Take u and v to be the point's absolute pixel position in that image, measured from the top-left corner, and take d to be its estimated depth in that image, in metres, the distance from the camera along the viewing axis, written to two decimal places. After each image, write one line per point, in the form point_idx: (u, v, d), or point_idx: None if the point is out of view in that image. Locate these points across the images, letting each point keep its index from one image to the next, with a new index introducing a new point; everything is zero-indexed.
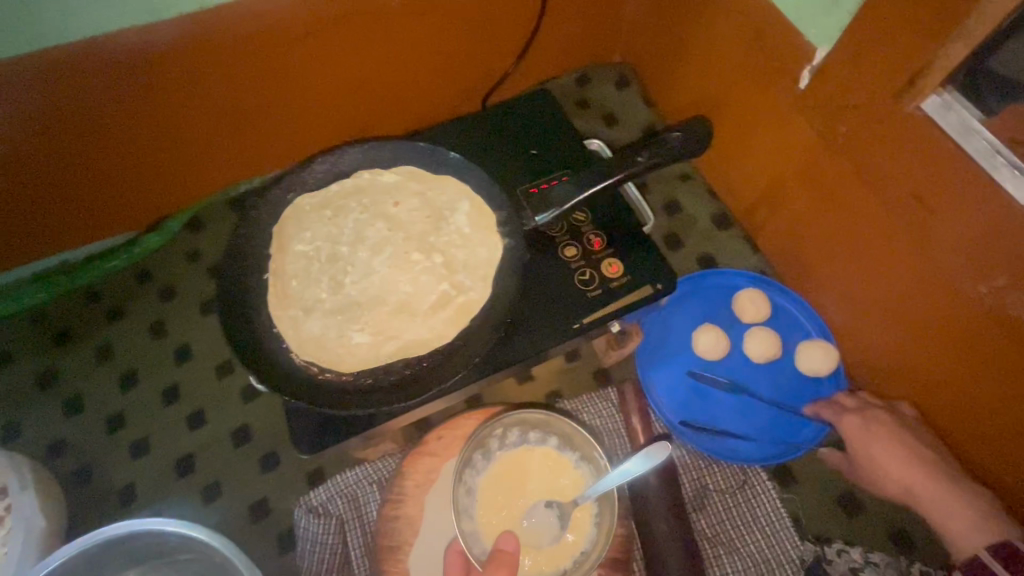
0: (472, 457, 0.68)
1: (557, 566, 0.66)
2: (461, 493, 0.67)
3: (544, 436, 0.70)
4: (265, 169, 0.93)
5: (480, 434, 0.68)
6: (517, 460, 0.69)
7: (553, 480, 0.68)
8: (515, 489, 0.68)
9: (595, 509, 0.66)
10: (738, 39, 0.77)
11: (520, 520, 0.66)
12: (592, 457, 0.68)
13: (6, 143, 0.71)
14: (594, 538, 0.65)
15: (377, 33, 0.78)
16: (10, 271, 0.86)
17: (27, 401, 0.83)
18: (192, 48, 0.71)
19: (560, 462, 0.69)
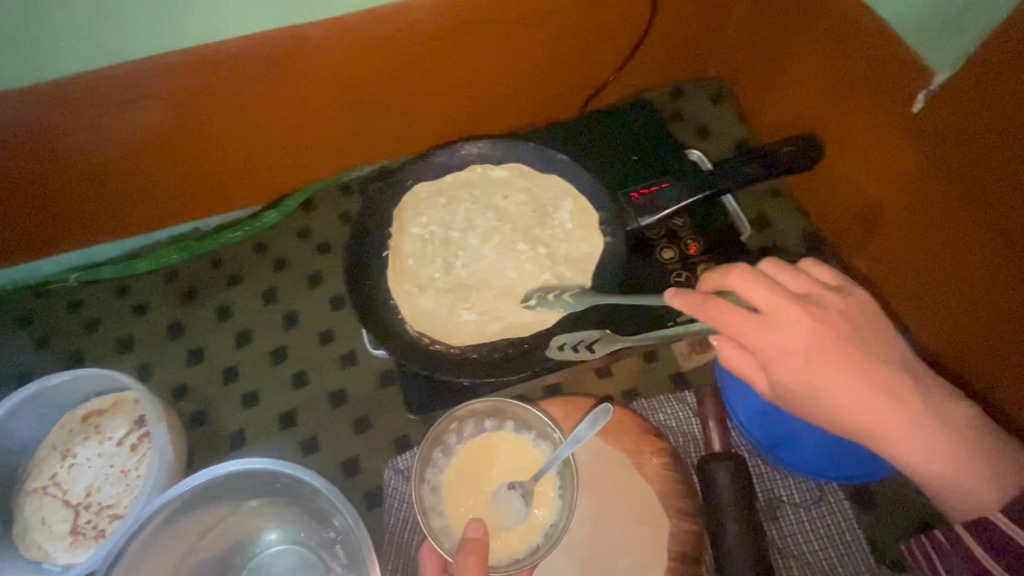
0: (432, 455, 0.72)
1: (528, 544, 0.69)
2: (427, 490, 0.71)
3: (498, 422, 0.75)
4: (375, 159, 1.01)
5: (437, 432, 0.73)
6: (475, 451, 0.73)
7: (514, 464, 0.73)
8: (479, 477, 0.72)
9: (556, 482, 0.71)
10: (849, 61, 0.77)
11: (489, 502, 0.71)
12: (547, 433, 0.73)
13: (169, 120, 0.82)
14: (561, 510, 0.70)
15: (495, 39, 0.85)
16: (152, 233, 0.99)
17: (158, 348, 0.94)
18: (333, 45, 0.79)
19: (518, 444, 0.74)
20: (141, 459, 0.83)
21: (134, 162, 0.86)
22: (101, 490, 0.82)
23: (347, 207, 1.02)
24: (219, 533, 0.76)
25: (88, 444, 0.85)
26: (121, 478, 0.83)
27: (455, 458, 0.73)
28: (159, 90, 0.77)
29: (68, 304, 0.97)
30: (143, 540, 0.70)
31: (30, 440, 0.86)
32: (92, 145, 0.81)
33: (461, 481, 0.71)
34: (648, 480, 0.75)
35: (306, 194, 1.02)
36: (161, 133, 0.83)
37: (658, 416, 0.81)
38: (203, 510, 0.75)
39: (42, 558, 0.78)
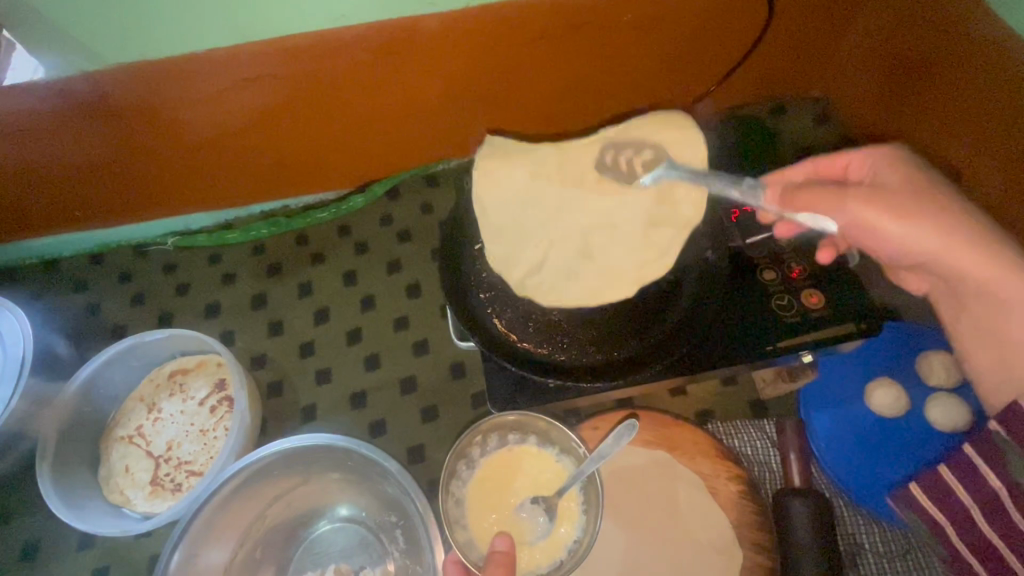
0: (456, 467, 0.73)
1: (552, 561, 0.68)
2: (451, 503, 0.70)
3: (522, 435, 0.75)
4: (463, 154, 1.02)
5: (462, 445, 0.73)
6: (499, 464, 0.74)
7: (537, 478, 0.73)
8: (502, 490, 0.72)
9: (579, 497, 0.71)
10: (981, 89, 0.72)
11: (511, 515, 0.70)
12: (571, 448, 0.73)
13: (276, 101, 0.85)
14: (586, 526, 0.69)
15: (601, 44, 0.84)
16: (244, 207, 1.04)
17: (242, 316, 0.99)
18: (442, 40, 0.80)
19: (541, 457, 0.74)
20: (219, 421, 0.87)
21: (239, 138, 0.90)
22: (180, 446, 0.86)
23: (430, 198, 1.04)
24: (285, 504, 0.79)
25: (172, 401, 0.89)
26: (199, 437, 0.86)
27: (478, 470, 0.73)
28: (274, 72, 0.80)
29: (163, 266, 1.03)
30: (219, 500, 0.72)
31: (121, 390, 0.91)
32: (205, 119, 0.85)
33: (485, 494, 0.71)
34: (723, 508, 0.72)
35: (392, 182, 1.04)
36: (267, 113, 0.87)
37: (734, 442, 0.78)
38: (275, 478, 0.77)
39: (122, 505, 0.82)
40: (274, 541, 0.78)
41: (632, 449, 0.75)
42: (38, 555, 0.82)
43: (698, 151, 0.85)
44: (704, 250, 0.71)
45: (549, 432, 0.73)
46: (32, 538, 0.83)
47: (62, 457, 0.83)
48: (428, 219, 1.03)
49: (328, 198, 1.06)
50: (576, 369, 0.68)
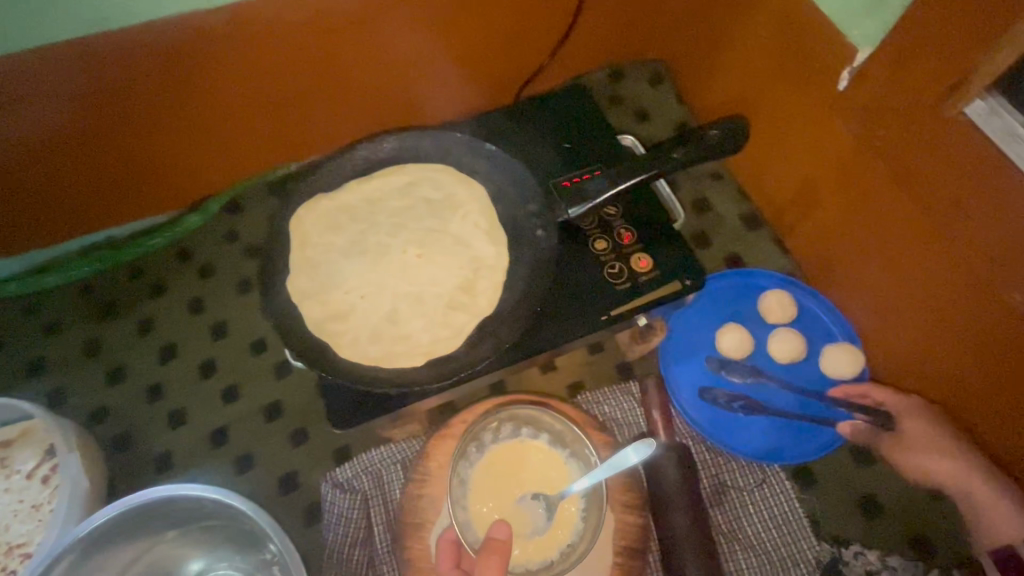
0: (466, 449, 0.70)
1: (542, 559, 0.67)
2: (454, 483, 0.68)
3: (536, 431, 0.71)
4: (304, 156, 0.95)
5: (475, 428, 0.70)
6: (509, 452, 0.71)
7: (543, 476, 0.70)
8: (507, 482, 0.70)
9: (580, 503, 0.68)
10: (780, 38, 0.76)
11: (511, 507, 0.69)
12: (583, 454, 0.69)
13: (61, 122, 0.75)
14: (581, 532, 0.67)
15: (419, 25, 0.80)
16: (57, 245, 0.91)
17: (73, 368, 0.87)
18: (240, 36, 0.73)
19: (550, 456, 0.70)
20: (54, 492, 0.77)
21: (27, 170, 0.78)
22: (9, 528, 0.75)
23: (276, 208, 0.97)
24: (143, 565, 0.72)
25: None
26: (32, 513, 0.76)
27: (485, 456, 0.70)
28: (45, 88, 0.70)
29: None
30: None
31: None
32: None
33: (489, 481, 0.69)
34: None
35: (230, 196, 0.95)
36: (53, 137, 0.76)
37: (601, 409, 0.79)
38: (121, 542, 0.69)
39: None
40: None
41: None
42: None
43: (525, 136, 0.78)
44: (534, 228, 0.68)
45: (565, 433, 0.70)
46: None
47: None
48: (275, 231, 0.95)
49: (161, 222, 0.95)
50: (380, 380, 0.60)
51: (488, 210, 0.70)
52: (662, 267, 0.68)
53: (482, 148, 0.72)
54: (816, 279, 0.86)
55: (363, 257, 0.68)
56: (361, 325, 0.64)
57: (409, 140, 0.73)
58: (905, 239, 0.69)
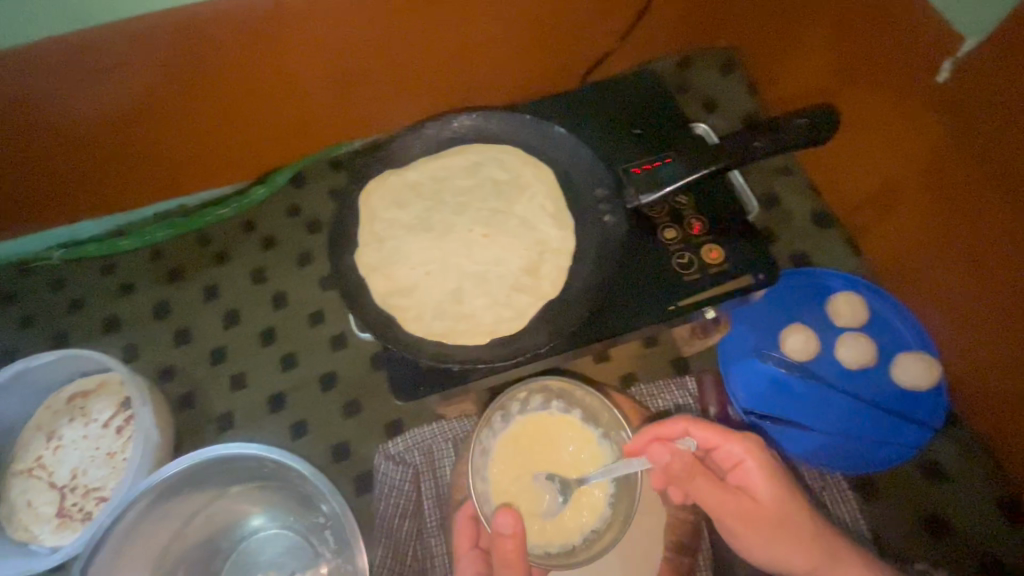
0: (492, 417, 0.69)
1: (564, 542, 0.65)
2: (477, 452, 0.67)
3: (567, 406, 0.70)
4: (367, 134, 0.96)
5: (504, 396, 0.70)
6: (537, 426, 0.70)
7: (574, 456, 0.68)
8: (533, 459, 0.69)
9: (609, 488, 0.67)
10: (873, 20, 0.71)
11: (534, 485, 0.67)
12: (616, 435, 0.68)
13: (144, 91, 0.78)
14: (608, 518, 0.65)
15: (490, 3, 0.79)
16: (138, 210, 0.96)
17: (144, 327, 0.92)
18: (315, 11, 0.74)
19: (581, 434, 0.69)
20: (127, 442, 0.82)
21: (109, 136, 0.82)
22: (87, 472, 0.80)
23: (338, 184, 0.99)
24: (206, 517, 0.75)
25: (73, 426, 0.83)
26: (107, 461, 0.81)
27: (512, 428, 0.69)
28: (132, 58, 0.73)
29: (52, 281, 0.95)
30: (123, 524, 0.69)
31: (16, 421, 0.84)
32: (64, 116, 0.77)
33: (513, 453, 0.68)
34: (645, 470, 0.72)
35: (295, 169, 0.97)
36: (136, 104, 0.79)
37: (658, 402, 0.78)
38: (185, 495, 0.73)
39: (29, 541, 0.77)
40: (197, 559, 0.74)
41: None
42: None
43: (594, 117, 0.77)
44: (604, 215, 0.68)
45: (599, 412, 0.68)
46: None
47: None
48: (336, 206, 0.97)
49: (230, 193, 0.98)
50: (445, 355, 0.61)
51: (555, 195, 0.70)
52: (733, 261, 0.66)
53: (551, 132, 0.72)
54: (890, 282, 0.81)
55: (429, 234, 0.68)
56: (426, 300, 0.64)
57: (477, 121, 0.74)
58: (999, 245, 0.64)
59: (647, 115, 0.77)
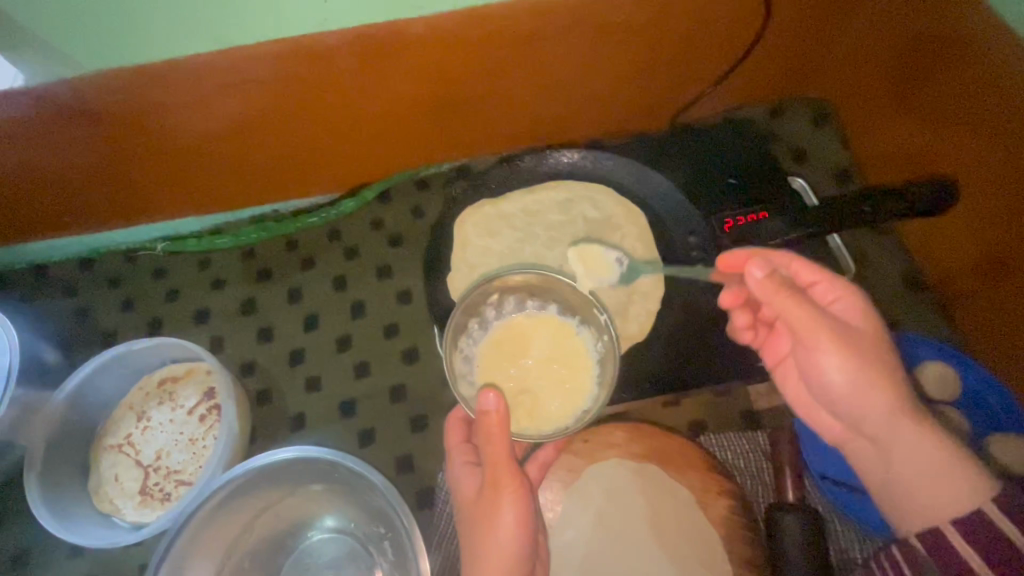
0: (468, 324, 0.70)
1: (552, 429, 0.64)
2: (459, 358, 0.68)
3: (543, 303, 0.71)
4: (456, 157, 1.00)
5: (477, 302, 0.71)
6: (516, 326, 0.70)
7: (557, 347, 0.68)
8: (511, 358, 0.68)
9: (595, 369, 0.66)
10: (981, 90, 0.69)
11: (521, 379, 0.66)
12: (592, 318, 0.69)
13: (262, 106, 0.83)
14: (597, 395, 0.64)
15: (594, 44, 0.81)
16: (238, 210, 1.02)
17: (231, 322, 0.97)
18: (429, 43, 0.77)
19: (560, 327, 0.69)
20: (208, 430, 0.87)
21: (223, 143, 0.88)
22: (170, 455, 0.85)
23: (421, 202, 1.02)
24: (275, 513, 0.79)
25: (162, 409, 0.89)
26: (188, 446, 0.86)
27: (490, 333, 0.70)
28: (258, 77, 0.78)
29: (152, 270, 1.02)
30: (203, 513, 0.72)
31: (111, 398, 0.90)
32: (186, 123, 0.83)
33: (497, 352, 0.68)
34: (715, 524, 0.70)
35: (383, 186, 1.02)
36: (252, 117, 0.84)
37: (728, 454, 0.77)
38: (259, 491, 0.76)
39: (112, 514, 0.82)
40: (262, 551, 0.78)
41: (618, 460, 0.73)
42: (29, 561, 0.82)
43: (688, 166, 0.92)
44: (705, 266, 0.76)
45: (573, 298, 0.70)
46: (21, 546, 0.83)
47: (51, 466, 0.82)
48: (418, 224, 1.01)
49: (321, 202, 1.04)
50: None
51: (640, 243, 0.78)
52: None
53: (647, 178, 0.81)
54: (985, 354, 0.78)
55: (523, 263, 0.77)
56: None
57: (578, 156, 0.80)
58: None
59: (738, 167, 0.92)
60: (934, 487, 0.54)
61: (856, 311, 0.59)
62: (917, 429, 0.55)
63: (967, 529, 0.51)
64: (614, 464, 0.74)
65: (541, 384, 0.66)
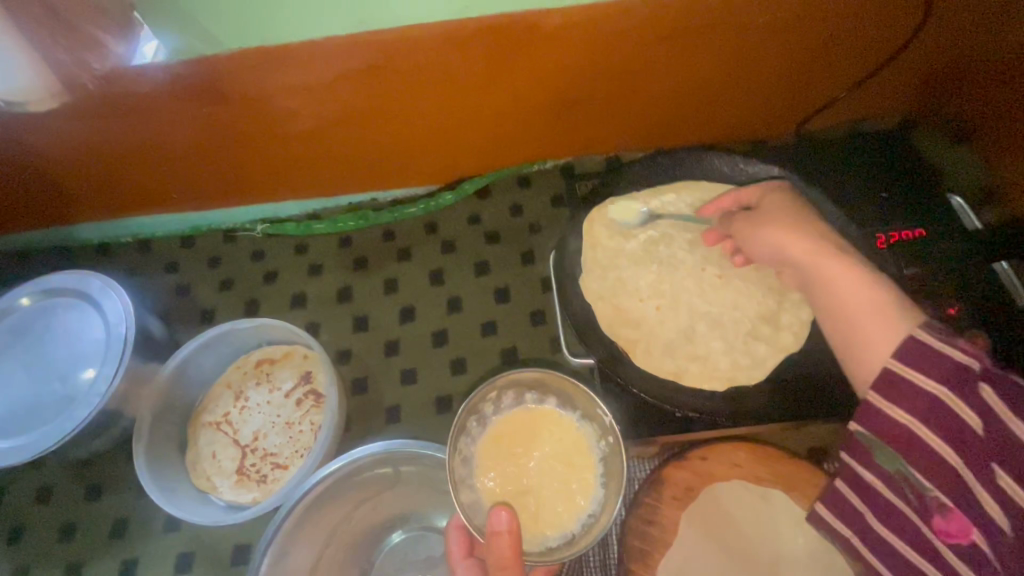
0: (467, 423, 0.69)
1: (561, 534, 0.65)
2: (458, 461, 0.68)
3: (541, 397, 0.71)
4: (561, 156, 0.98)
5: (476, 400, 0.70)
6: (515, 423, 0.70)
7: (557, 445, 0.69)
8: (511, 456, 0.69)
9: (598, 468, 0.67)
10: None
11: (524, 482, 0.67)
12: (594, 416, 0.69)
13: (381, 92, 0.81)
14: (603, 500, 0.66)
15: (732, 44, 0.78)
16: (335, 197, 1.02)
17: (327, 309, 0.97)
18: (566, 34, 0.75)
19: (559, 423, 0.70)
20: (305, 415, 0.86)
21: (336, 129, 0.87)
22: (266, 437, 0.85)
23: (522, 200, 1.00)
24: (372, 507, 0.77)
25: (259, 390, 0.88)
26: (285, 429, 0.85)
27: (489, 429, 0.70)
28: (387, 62, 0.76)
29: (251, 252, 1.02)
30: (309, 501, 0.71)
31: (210, 375, 0.90)
32: (305, 107, 0.82)
33: (498, 451, 0.68)
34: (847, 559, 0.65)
35: (484, 181, 1.00)
36: (370, 104, 0.83)
37: None
38: (361, 482, 0.75)
39: (208, 491, 0.82)
40: (359, 544, 0.77)
41: (739, 482, 0.70)
42: (126, 532, 0.83)
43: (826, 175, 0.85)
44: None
45: (573, 394, 0.70)
46: (119, 516, 0.83)
47: (154, 439, 0.83)
48: (518, 221, 0.98)
49: (418, 194, 1.03)
50: (667, 392, 0.70)
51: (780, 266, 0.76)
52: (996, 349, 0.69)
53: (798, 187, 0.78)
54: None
55: (656, 268, 0.77)
56: (655, 339, 0.73)
57: (713, 159, 0.82)
58: None
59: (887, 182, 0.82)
60: (878, 317, 0.54)
61: (777, 204, 0.66)
62: (842, 264, 0.58)
63: (904, 357, 0.51)
64: (736, 485, 0.70)
65: (545, 490, 0.67)
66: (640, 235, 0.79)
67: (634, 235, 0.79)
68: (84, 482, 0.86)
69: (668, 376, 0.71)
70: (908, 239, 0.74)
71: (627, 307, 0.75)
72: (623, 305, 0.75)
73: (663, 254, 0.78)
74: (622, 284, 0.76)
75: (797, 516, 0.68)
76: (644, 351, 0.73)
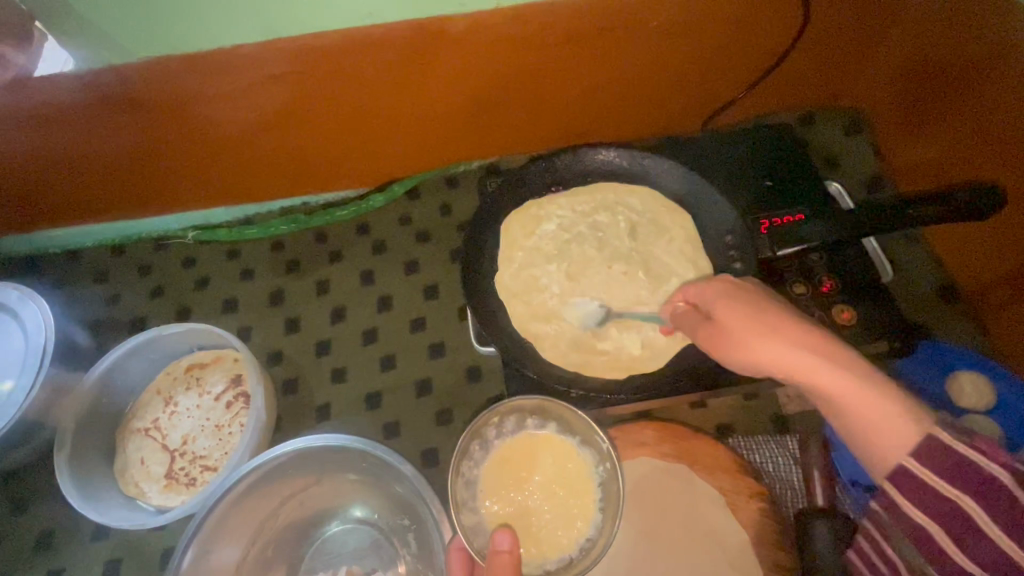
0: (470, 447, 0.70)
1: (560, 558, 0.65)
2: (461, 484, 0.68)
3: (542, 422, 0.72)
4: (485, 156, 1.02)
5: (479, 424, 0.70)
6: (517, 447, 0.71)
7: (559, 470, 0.69)
8: (515, 478, 0.69)
9: (597, 494, 0.67)
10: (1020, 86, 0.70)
11: (527, 505, 0.67)
12: (594, 442, 0.70)
13: (297, 98, 0.83)
14: (600, 526, 0.66)
15: (629, 49, 0.83)
16: (266, 201, 1.03)
17: (259, 312, 0.98)
18: (471, 37, 0.78)
19: (560, 448, 0.70)
20: (235, 417, 0.87)
21: (259, 136, 0.88)
22: (196, 441, 0.86)
23: (450, 200, 1.03)
24: (299, 503, 0.79)
25: (189, 395, 0.89)
26: (214, 432, 0.86)
27: (493, 453, 0.70)
28: (302, 70, 0.78)
29: (181, 259, 1.02)
30: (230, 500, 0.72)
31: (138, 382, 0.90)
32: (223, 115, 0.83)
33: (501, 476, 0.69)
34: (743, 526, 0.69)
35: (413, 181, 1.03)
36: (290, 111, 0.85)
37: (755, 457, 0.77)
38: (289, 478, 0.77)
39: (136, 497, 0.82)
40: (286, 538, 0.79)
41: (647, 459, 0.74)
42: (54, 542, 0.82)
43: (723, 159, 0.93)
44: (732, 262, 0.80)
45: (573, 421, 0.70)
46: (46, 526, 0.83)
47: (79, 450, 0.83)
48: (446, 219, 1.01)
49: (350, 196, 1.05)
50: (569, 380, 0.74)
51: (677, 262, 0.81)
52: (863, 321, 0.75)
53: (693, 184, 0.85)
54: (1000, 350, 0.80)
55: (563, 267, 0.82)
56: (563, 335, 0.78)
57: (613, 154, 0.88)
58: None
59: (789, 168, 0.91)
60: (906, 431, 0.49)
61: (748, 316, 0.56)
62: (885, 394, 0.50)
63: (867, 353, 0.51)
64: (644, 463, 0.74)
65: (546, 517, 0.67)
66: (556, 236, 0.84)
67: (534, 241, 0.83)
68: (8, 496, 0.85)
69: (572, 369, 0.75)
70: (787, 222, 0.77)
71: (537, 304, 0.80)
72: (535, 304, 0.80)
73: (576, 253, 0.83)
74: (536, 282, 0.81)
75: (699, 489, 0.72)
76: (549, 346, 0.77)
